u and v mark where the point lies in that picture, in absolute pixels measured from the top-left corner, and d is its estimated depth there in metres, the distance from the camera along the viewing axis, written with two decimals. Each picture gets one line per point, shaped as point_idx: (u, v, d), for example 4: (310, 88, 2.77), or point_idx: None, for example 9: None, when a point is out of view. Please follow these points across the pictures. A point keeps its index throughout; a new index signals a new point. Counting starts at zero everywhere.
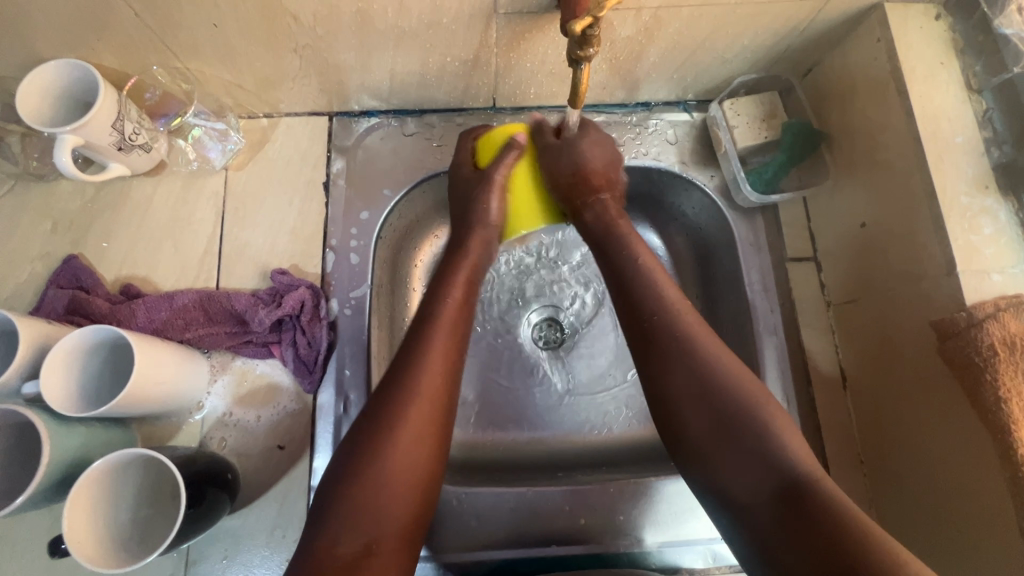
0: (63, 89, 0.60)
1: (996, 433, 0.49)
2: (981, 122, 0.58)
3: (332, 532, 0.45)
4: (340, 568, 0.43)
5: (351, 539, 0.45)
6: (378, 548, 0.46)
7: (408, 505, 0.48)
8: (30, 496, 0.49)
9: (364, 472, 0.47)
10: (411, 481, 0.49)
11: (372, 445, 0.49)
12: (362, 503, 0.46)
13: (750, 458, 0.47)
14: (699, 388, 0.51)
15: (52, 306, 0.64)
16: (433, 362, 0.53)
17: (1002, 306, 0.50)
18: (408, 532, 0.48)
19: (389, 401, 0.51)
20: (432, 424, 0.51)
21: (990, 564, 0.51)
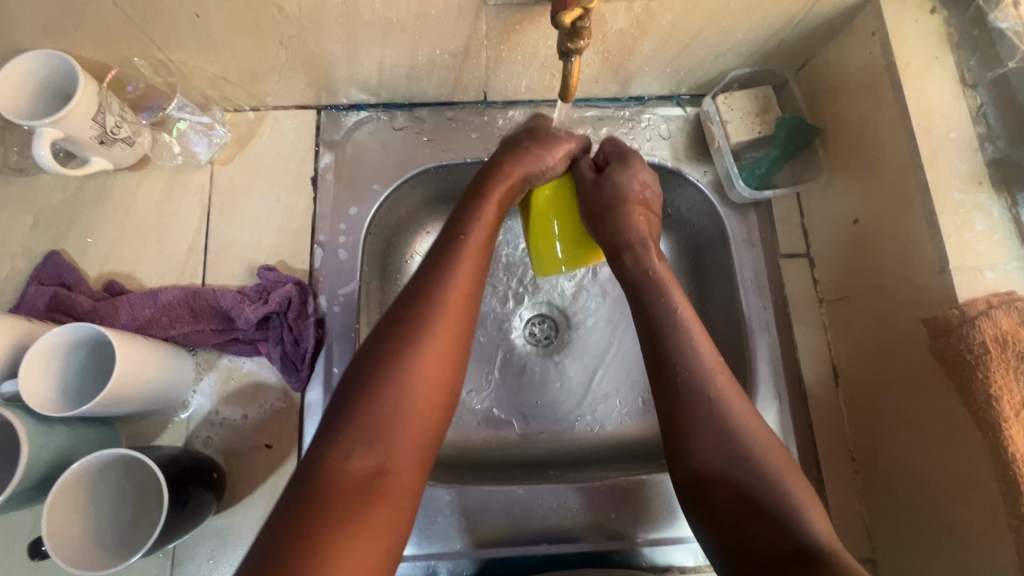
0: (41, 81, 0.59)
1: (987, 431, 0.49)
2: (976, 117, 0.57)
3: (345, 447, 0.41)
4: (353, 485, 0.40)
5: (365, 453, 0.41)
6: (394, 462, 0.42)
7: (426, 406, 0.45)
8: (9, 497, 0.48)
9: (379, 383, 0.44)
10: (430, 392, 0.45)
11: (391, 354, 0.45)
12: (379, 417, 0.43)
13: (771, 527, 0.44)
14: (721, 445, 0.48)
15: (32, 303, 0.62)
16: (456, 280, 0.50)
17: (994, 303, 0.50)
18: (427, 444, 0.44)
19: (414, 313, 0.47)
20: (454, 332, 0.47)
21: (979, 561, 0.52)
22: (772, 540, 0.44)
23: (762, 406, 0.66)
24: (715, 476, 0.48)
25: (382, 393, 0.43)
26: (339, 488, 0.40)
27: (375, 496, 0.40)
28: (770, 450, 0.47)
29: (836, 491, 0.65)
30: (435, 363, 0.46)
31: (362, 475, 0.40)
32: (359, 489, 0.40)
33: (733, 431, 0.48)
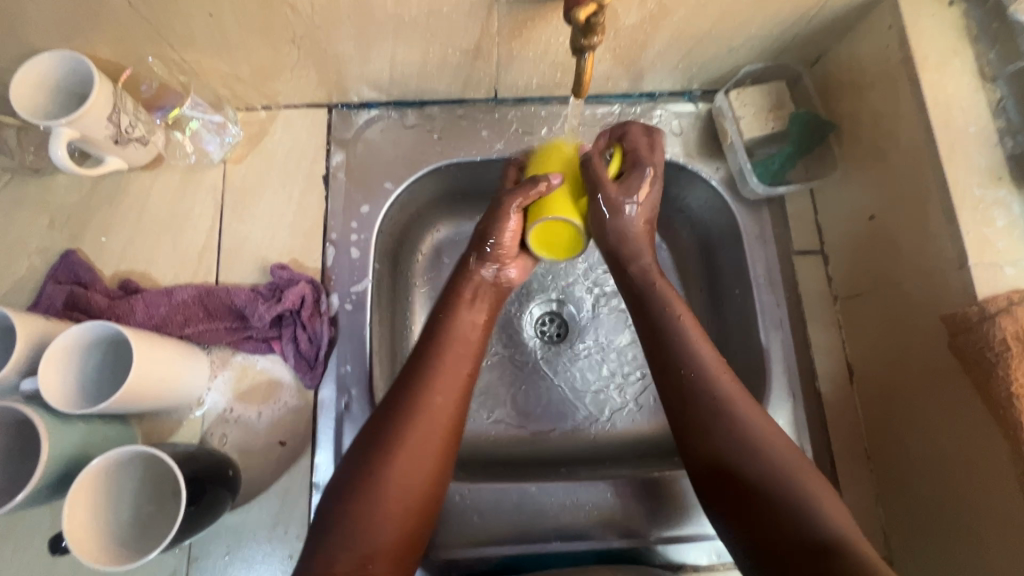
0: (58, 81, 0.59)
1: (1007, 430, 0.48)
2: (996, 111, 0.56)
3: (328, 556, 0.45)
4: None
5: (347, 559, 0.45)
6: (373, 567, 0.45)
7: (404, 514, 0.48)
8: (30, 493, 0.48)
9: (363, 496, 0.47)
10: (408, 502, 0.48)
11: (371, 468, 0.48)
12: (360, 527, 0.46)
13: (788, 516, 0.45)
14: (733, 438, 0.50)
15: (49, 301, 0.63)
16: (439, 384, 0.52)
17: (1015, 299, 0.49)
18: (405, 549, 0.48)
19: (400, 421, 0.50)
20: (433, 442, 0.50)
21: (999, 558, 0.51)
22: (789, 531, 0.45)
23: (776, 403, 0.66)
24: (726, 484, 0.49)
25: (363, 502, 0.46)
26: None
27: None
28: (774, 445, 0.49)
29: (851, 488, 0.64)
30: (416, 483, 0.49)
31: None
32: None
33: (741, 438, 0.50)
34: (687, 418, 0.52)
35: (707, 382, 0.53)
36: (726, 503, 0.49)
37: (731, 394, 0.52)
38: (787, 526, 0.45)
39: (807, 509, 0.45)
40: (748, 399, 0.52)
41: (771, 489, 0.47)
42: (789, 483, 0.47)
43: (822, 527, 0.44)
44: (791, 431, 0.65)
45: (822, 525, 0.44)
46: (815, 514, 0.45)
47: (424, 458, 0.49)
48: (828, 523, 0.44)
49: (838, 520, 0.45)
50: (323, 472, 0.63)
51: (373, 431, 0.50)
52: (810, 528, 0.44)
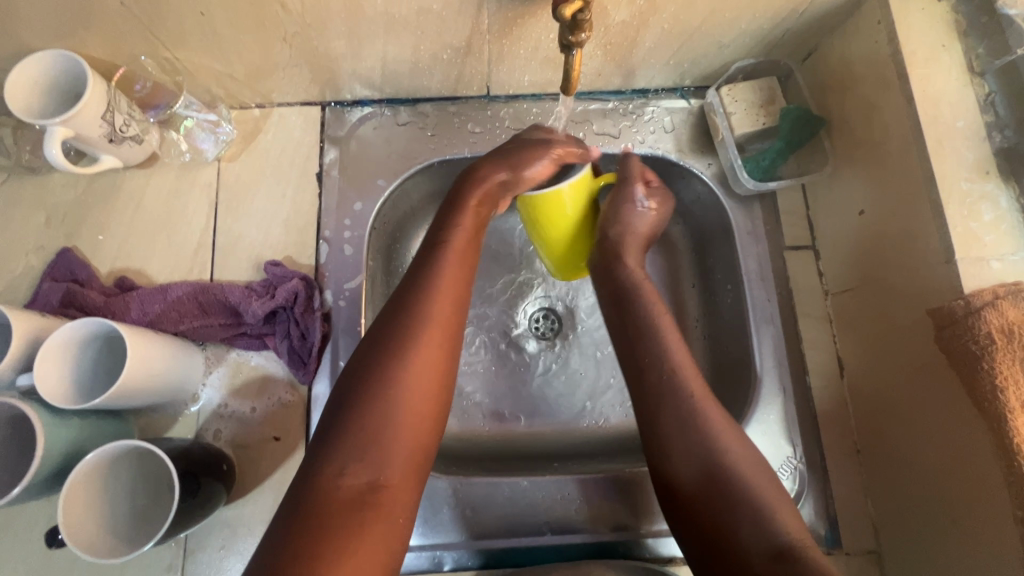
0: (53, 80, 0.60)
1: (992, 423, 0.49)
2: (984, 106, 0.56)
3: (339, 463, 0.44)
4: (349, 498, 0.43)
5: (358, 469, 0.44)
6: (387, 477, 0.45)
7: (417, 427, 0.48)
8: (26, 487, 0.49)
9: (373, 410, 0.47)
10: (417, 415, 0.48)
11: (379, 383, 0.48)
12: (373, 438, 0.46)
13: (749, 527, 0.47)
14: (700, 447, 0.51)
15: (46, 299, 0.63)
16: (438, 297, 0.53)
17: (1001, 294, 0.50)
18: (419, 460, 0.48)
19: (404, 328, 0.51)
20: (434, 355, 0.50)
21: (984, 553, 0.51)
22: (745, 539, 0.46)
23: (767, 398, 0.66)
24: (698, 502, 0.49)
25: (375, 414, 0.46)
26: (334, 503, 0.43)
27: (368, 513, 0.43)
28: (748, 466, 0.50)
29: (840, 482, 0.65)
30: (421, 397, 0.48)
31: (357, 491, 0.43)
32: (354, 502, 0.43)
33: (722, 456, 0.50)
34: (657, 428, 0.53)
35: (685, 395, 0.53)
36: (694, 521, 0.49)
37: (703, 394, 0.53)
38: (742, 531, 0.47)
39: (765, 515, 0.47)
40: None
41: (737, 488, 0.49)
42: (745, 492, 0.48)
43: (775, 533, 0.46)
44: (781, 425, 0.65)
45: (776, 529, 0.46)
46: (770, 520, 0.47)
47: (425, 371, 0.49)
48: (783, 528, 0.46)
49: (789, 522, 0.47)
50: None
51: (377, 345, 0.50)
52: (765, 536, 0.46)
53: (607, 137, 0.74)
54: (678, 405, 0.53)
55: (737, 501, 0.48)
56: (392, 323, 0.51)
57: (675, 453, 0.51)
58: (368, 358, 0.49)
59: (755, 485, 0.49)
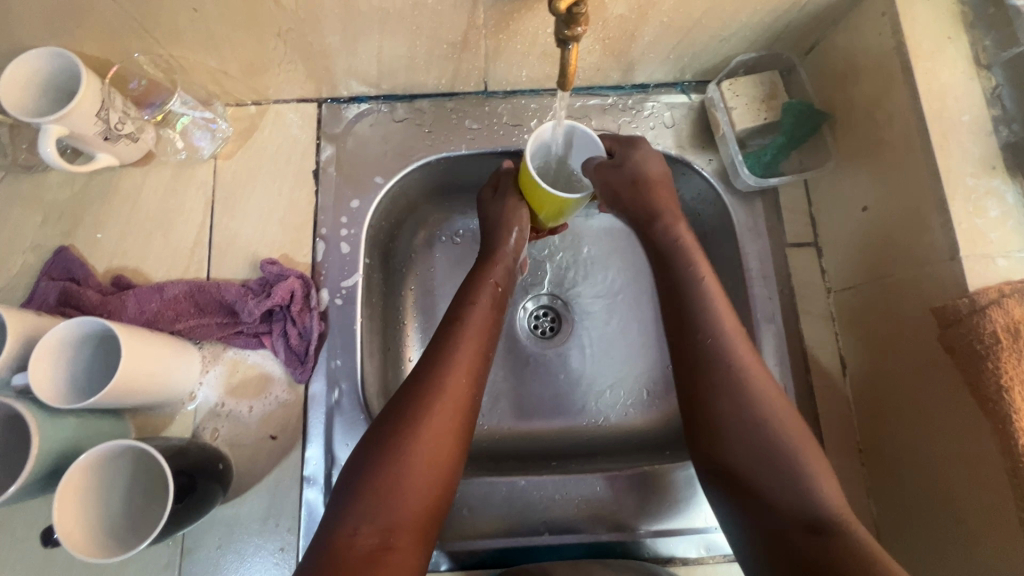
0: (46, 78, 0.59)
1: (996, 423, 0.48)
2: (990, 99, 0.55)
3: (352, 524, 0.47)
4: (360, 560, 0.45)
5: (370, 530, 0.47)
6: (396, 539, 0.47)
7: (429, 491, 0.50)
8: (21, 487, 0.49)
9: (388, 476, 0.49)
10: (427, 482, 0.50)
11: (396, 450, 0.50)
12: (385, 500, 0.48)
13: (791, 505, 0.48)
14: (752, 431, 0.50)
15: (43, 298, 0.63)
16: (456, 369, 0.55)
17: (1007, 292, 0.48)
18: (428, 522, 0.50)
19: (419, 398, 0.53)
20: (448, 426, 0.53)
21: (989, 557, 0.51)
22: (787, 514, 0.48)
23: None
24: (738, 477, 0.50)
25: (388, 476, 0.49)
26: (346, 563, 0.45)
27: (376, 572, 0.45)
28: (798, 444, 0.50)
29: (841, 482, 0.64)
30: (434, 465, 0.51)
31: (367, 554, 0.46)
32: (365, 563, 0.45)
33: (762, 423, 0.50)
34: (701, 397, 0.53)
35: (728, 378, 0.52)
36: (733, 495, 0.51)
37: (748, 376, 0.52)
38: (779, 503, 0.48)
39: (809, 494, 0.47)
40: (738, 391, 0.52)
41: (784, 455, 0.49)
42: (791, 473, 0.48)
43: (817, 506, 0.47)
44: None
45: (816, 505, 0.47)
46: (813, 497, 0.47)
47: (439, 441, 0.52)
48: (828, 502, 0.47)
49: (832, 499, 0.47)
50: (315, 466, 0.64)
51: (393, 413, 0.53)
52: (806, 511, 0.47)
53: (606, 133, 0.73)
54: (725, 385, 0.52)
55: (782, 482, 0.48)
56: (409, 394, 0.53)
57: (720, 432, 0.51)
58: (384, 424, 0.52)
59: (774, 476, 0.49)
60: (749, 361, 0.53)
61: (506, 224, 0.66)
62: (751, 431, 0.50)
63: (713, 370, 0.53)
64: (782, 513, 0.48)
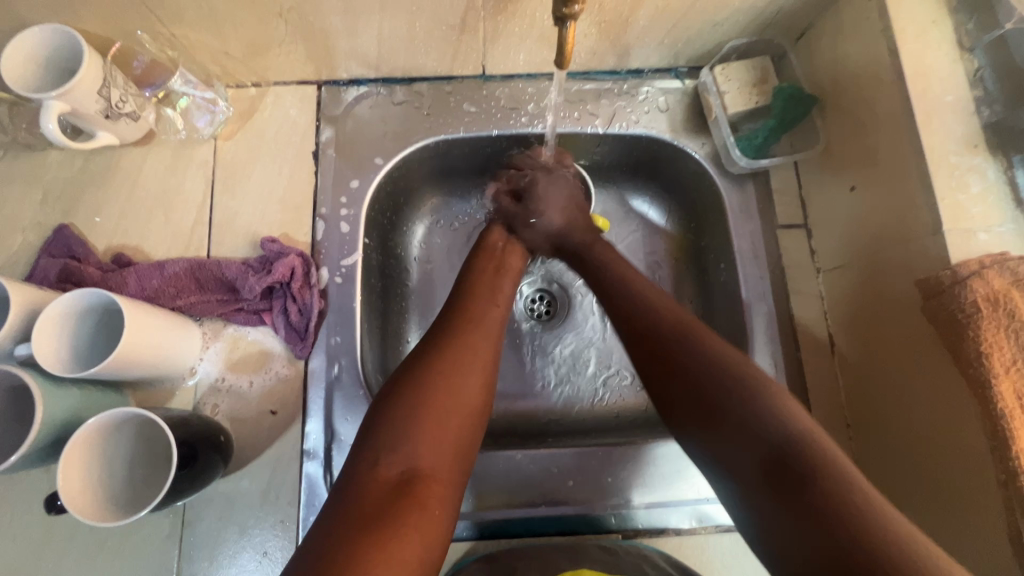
0: (48, 55, 0.60)
1: (977, 389, 0.50)
2: (973, 81, 0.57)
3: (375, 456, 0.48)
4: (387, 486, 0.46)
5: (394, 460, 0.47)
6: (422, 470, 0.48)
7: (457, 432, 0.51)
8: (24, 454, 0.50)
9: (418, 415, 0.50)
10: (451, 417, 0.51)
11: (425, 389, 0.51)
12: (409, 433, 0.49)
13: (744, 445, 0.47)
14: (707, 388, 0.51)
15: (44, 274, 0.64)
16: (475, 324, 0.58)
17: (987, 263, 0.50)
18: (457, 464, 0.50)
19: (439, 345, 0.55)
20: (475, 375, 0.54)
21: (971, 522, 0.52)
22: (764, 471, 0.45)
23: None
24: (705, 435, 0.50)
25: (419, 416, 0.50)
26: (375, 491, 0.45)
27: (406, 498, 0.45)
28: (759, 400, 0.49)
29: None
30: (460, 409, 0.52)
31: (393, 484, 0.46)
32: (392, 490, 0.45)
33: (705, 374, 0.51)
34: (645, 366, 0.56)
35: (679, 357, 0.53)
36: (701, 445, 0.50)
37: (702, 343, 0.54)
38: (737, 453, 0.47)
39: (762, 426, 0.47)
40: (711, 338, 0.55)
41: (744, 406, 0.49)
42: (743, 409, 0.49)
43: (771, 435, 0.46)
44: None
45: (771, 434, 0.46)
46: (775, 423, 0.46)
47: (465, 385, 0.53)
48: (787, 428, 0.46)
49: (789, 419, 0.47)
50: (315, 440, 0.65)
51: (421, 360, 0.54)
52: (761, 438, 0.46)
53: (601, 117, 0.75)
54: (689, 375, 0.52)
55: (730, 425, 0.48)
56: (432, 342, 0.56)
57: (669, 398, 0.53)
58: (410, 370, 0.53)
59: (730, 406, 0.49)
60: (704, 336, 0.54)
61: (506, 209, 0.72)
62: (708, 397, 0.50)
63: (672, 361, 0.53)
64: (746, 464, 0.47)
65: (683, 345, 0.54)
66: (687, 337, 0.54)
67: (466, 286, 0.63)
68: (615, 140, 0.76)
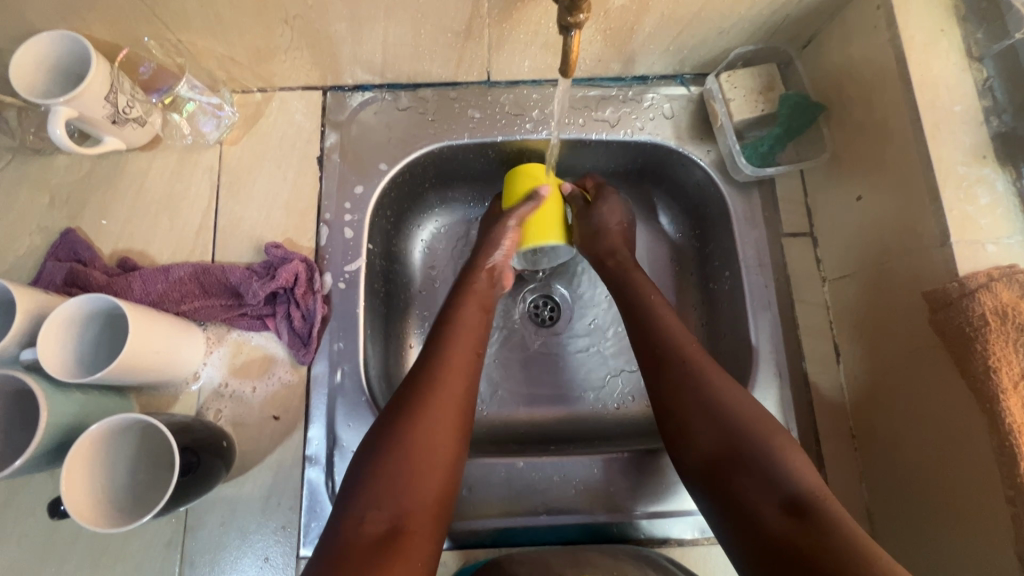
0: (56, 60, 0.60)
1: (985, 403, 0.49)
2: (981, 91, 0.56)
3: (358, 513, 0.48)
4: (368, 543, 0.46)
5: (376, 517, 0.48)
6: (405, 525, 0.48)
7: (438, 483, 0.52)
8: (29, 459, 0.50)
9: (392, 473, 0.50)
10: (431, 470, 0.52)
11: (403, 443, 0.52)
12: (390, 490, 0.49)
13: (759, 484, 0.49)
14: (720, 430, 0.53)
15: (50, 277, 0.64)
16: (451, 368, 0.58)
17: (994, 276, 0.50)
18: (438, 513, 0.51)
19: (416, 393, 0.55)
20: (448, 428, 0.54)
21: (978, 538, 0.52)
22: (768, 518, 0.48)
23: (763, 381, 0.67)
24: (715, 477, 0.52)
25: (398, 470, 0.50)
26: (359, 548, 0.46)
27: (388, 555, 0.46)
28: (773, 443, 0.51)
29: (834, 467, 0.65)
30: (440, 460, 0.52)
31: (376, 541, 0.47)
32: (374, 547, 0.46)
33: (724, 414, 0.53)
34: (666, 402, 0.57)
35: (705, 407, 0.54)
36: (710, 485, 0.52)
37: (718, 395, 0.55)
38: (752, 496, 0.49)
39: (777, 473, 0.49)
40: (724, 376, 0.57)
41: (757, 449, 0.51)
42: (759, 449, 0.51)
43: (786, 484, 0.48)
44: (776, 410, 0.66)
45: (791, 482, 0.48)
46: (789, 474, 0.49)
47: (441, 438, 0.53)
48: (799, 482, 0.48)
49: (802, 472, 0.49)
50: (317, 446, 0.65)
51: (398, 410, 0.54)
52: (778, 490, 0.48)
53: (606, 124, 0.74)
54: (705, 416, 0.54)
55: (750, 482, 0.50)
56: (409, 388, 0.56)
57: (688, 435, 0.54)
58: (388, 421, 0.53)
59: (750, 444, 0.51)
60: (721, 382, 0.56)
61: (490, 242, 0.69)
62: (726, 444, 0.52)
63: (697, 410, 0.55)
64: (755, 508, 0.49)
65: (693, 389, 0.56)
66: (710, 382, 0.56)
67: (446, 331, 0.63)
68: (619, 147, 0.76)
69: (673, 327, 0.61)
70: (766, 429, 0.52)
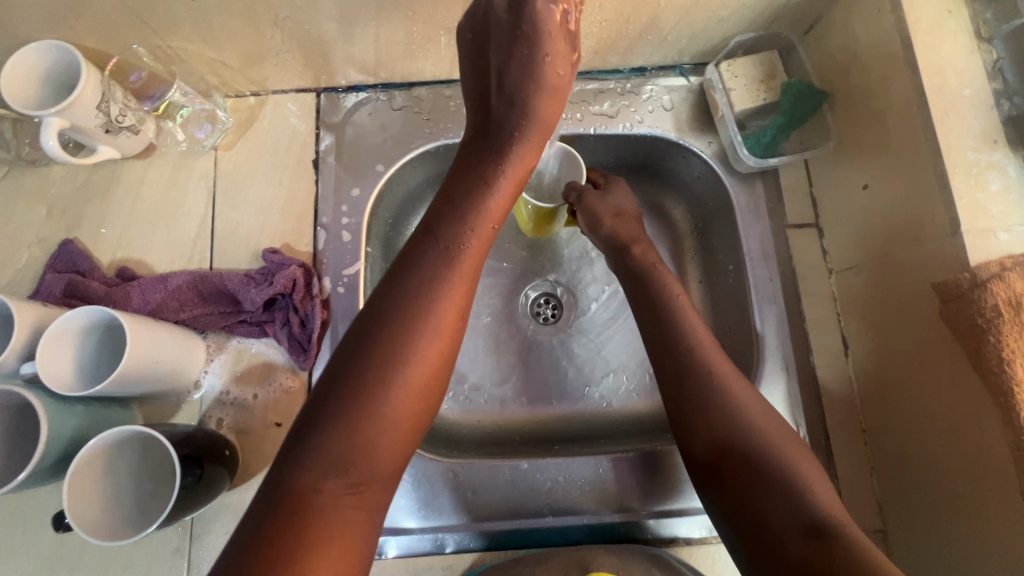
0: (47, 71, 0.60)
1: (998, 397, 0.48)
2: (991, 73, 0.55)
3: (316, 469, 0.40)
4: (324, 505, 0.39)
5: (338, 475, 0.40)
6: (366, 479, 0.41)
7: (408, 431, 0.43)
8: (30, 473, 0.50)
9: (354, 415, 0.41)
10: (407, 417, 0.43)
11: (373, 384, 0.42)
12: (357, 443, 0.41)
13: (779, 501, 0.45)
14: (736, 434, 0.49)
15: (49, 290, 0.64)
16: (444, 294, 0.45)
17: (1008, 265, 0.48)
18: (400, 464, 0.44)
19: (399, 323, 0.44)
20: (433, 371, 0.44)
21: (996, 538, 0.50)
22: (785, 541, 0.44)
23: (770, 377, 0.65)
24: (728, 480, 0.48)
25: (366, 419, 0.41)
26: (310, 508, 0.39)
27: (344, 514, 0.40)
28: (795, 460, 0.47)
29: (844, 462, 0.64)
30: (414, 405, 0.43)
31: (333, 500, 0.40)
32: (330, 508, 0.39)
33: (738, 411, 0.50)
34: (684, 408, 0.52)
35: (735, 431, 0.50)
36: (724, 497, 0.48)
37: (745, 407, 0.51)
38: (774, 511, 0.45)
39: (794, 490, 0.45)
40: (738, 375, 0.53)
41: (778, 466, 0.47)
42: (773, 467, 0.47)
43: (809, 508, 0.44)
44: (784, 405, 0.65)
45: (808, 505, 0.44)
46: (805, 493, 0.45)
47: (422, 381, 0.44)
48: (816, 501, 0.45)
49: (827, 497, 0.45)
50: None
51: (377, 342, 0.43)
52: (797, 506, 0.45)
53: (604, 118, 0.73)
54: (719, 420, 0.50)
55: (769, 499, 0.46)
56: (391, 315, 0.44)
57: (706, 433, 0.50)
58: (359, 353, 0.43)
59: (779, 453, 0.48)
60: (745, 394, 0.51)
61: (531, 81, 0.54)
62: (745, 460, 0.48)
63: (723, 430, 0.50)
64: (774, 519, 0.45)
65: (699, 393, 0.52)
66: (716, 382, 0.52)
67: (445, 234, 0.48)
68: (619, 140, 0.74)
69: (685, 312, 0.57)
70: (770, 438, 0.49)
